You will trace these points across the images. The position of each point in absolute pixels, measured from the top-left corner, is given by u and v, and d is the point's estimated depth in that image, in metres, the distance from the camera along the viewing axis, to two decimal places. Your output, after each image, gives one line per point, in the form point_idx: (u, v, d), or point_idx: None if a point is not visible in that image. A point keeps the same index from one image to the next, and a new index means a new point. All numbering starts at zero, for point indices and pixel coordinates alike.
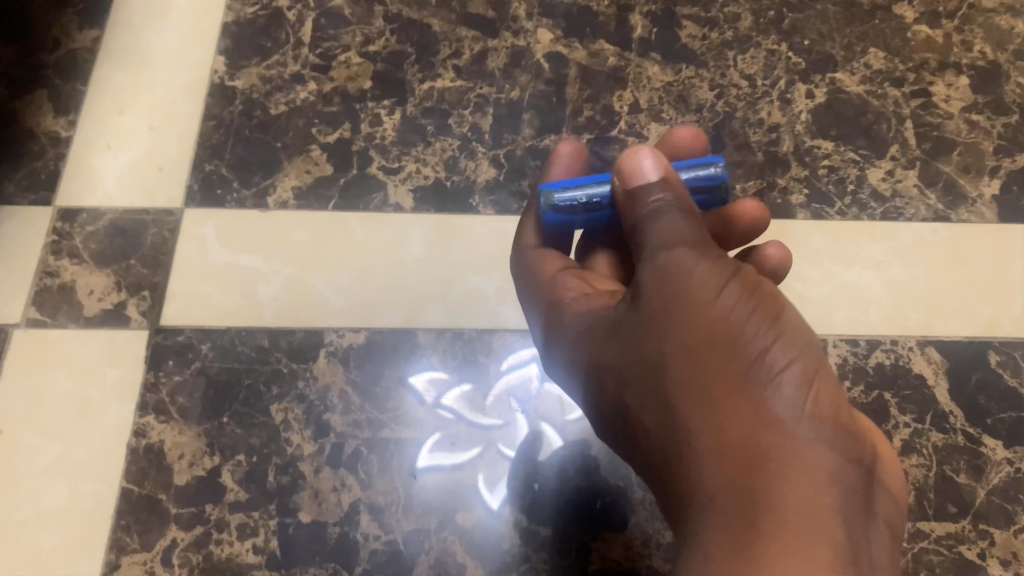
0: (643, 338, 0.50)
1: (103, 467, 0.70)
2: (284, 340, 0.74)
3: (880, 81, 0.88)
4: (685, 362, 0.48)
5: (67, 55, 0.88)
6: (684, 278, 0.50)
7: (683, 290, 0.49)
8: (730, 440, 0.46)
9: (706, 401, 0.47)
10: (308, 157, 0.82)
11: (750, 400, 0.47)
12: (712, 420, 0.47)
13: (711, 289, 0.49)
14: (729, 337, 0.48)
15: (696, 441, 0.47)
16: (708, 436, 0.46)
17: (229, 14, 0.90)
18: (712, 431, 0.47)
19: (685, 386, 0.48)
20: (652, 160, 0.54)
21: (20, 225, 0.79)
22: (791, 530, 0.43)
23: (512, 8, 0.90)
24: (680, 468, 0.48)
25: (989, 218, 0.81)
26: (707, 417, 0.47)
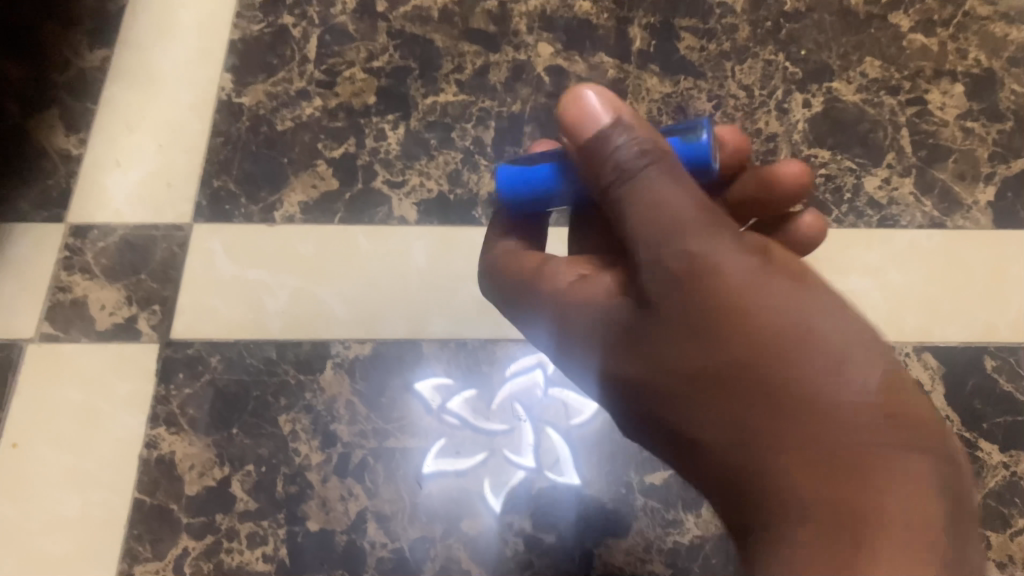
0: (681, 349, 0.43)
1: (116, 478, 0.71)
2: (291, 352, 0.76)
3: (875, 90, 0.89)
4: (739, 375, 0.42)
5: (78, 74, 0.90)
6: (723, 274, 0.42)
7: (721, 287, 0.42)
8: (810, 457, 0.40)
9: (783, 410, 0.41)
10: (314, 172, 0.84)
11: (819, 401, 0.40)
12: (782, 431, 0.41)
13: (757, 280, 0.42)
14: (781, 333, 0.41)
15: (768, 454, 0.41)
16: (783, 447, 0.41)
17: (235, 32, 0.92)
18: (784, 444, 0.41)
19: (743, 399, 0.42)
20: (598, 100, 0.45)
21: (33, 242, 0.80)
22: (897, 542, 0.39)
23: (513, 23, 0.92)
24: (756, 485, 0.42)
25: (984, 224, 0.82)
26: (776, 428, 0.41)
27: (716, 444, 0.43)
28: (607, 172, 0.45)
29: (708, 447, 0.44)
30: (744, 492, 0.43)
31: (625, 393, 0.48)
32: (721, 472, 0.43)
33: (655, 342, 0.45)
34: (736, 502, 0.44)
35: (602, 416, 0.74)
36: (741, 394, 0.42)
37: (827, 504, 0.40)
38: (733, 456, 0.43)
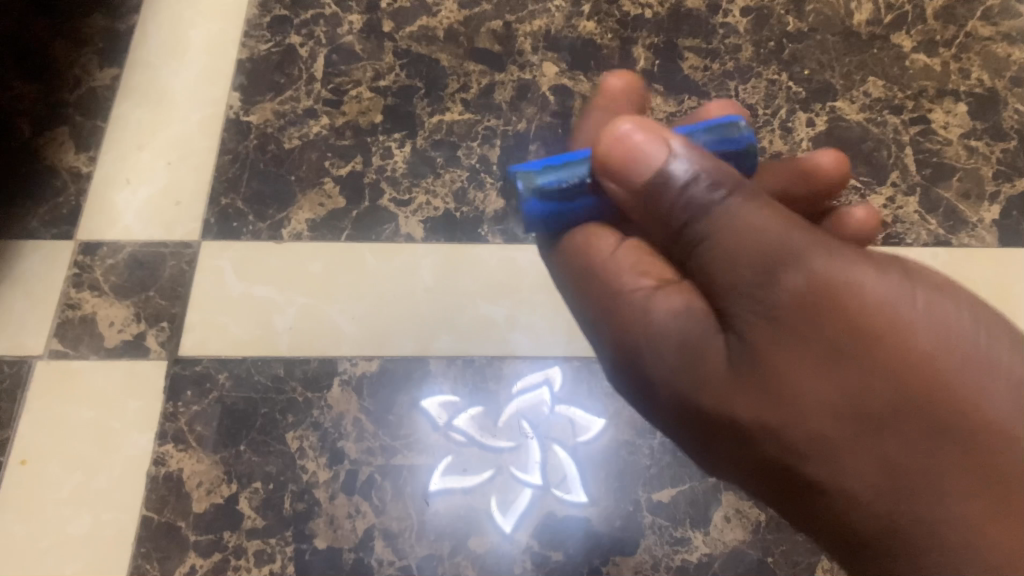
0: (819, 372, 0.41)
1: (124, 496, 0.71)
2: (298, 369, 0.76)
3: (879, 109, 0.90)
4: (884, 390, 0.40)
5: (88, 93, 0.90)
6: (862, 292, 0.41)
7: (854, 301, 0.41)
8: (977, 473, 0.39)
9: (939, 430, 0.39)
10: (321, 190, 0.85)
11: (968, 405, 0.39)
12: (931, 445, 0.39)
13: (897, 294, 0.41)
14: (922, 345, 0.40)
15: (921, 473, 0.39)
16: (937, 461, 0.39)
17: (244, 51, 0.93)
18: (934, 458, 0.39)
19: (887, 418, 0.40)
20: (644, 136, 0.46)
21: (42, 259, 0.81)
22: None
23: (518, 43, 0.93)
24: (912, 514, 0.39)
25: (989, 242, 0.83)
26: (926, 442, 0.39)
27: (864, 478, 0.40)
28: (673, 208, 0.45)
29: (847, 487, 0.40)
30: (901, 525, 0.39)
31: (739, 443, 0.44)
32: (872, 511, 0.40)
33: (789, 371, 0.41)
34: (885, 542, 0.40)
35: (610, 433, 0.74)
36: (886, 412, 0.40)
37: (993, 512, 0.38)
38: (883, 487, 0.39)
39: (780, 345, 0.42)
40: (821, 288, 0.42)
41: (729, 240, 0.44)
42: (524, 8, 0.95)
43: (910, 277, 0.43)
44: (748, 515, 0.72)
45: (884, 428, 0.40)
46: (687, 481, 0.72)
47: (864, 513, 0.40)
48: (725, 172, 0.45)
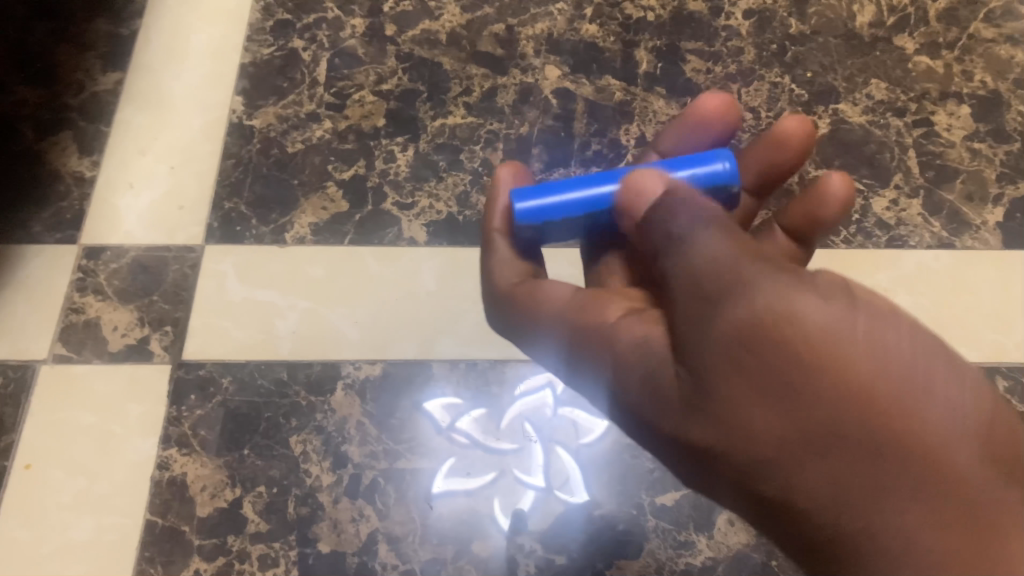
0: (769, 403, 0.41)
1: (127, 500, 0.71)
2: (302, 373, 0.76)
3: (882, 111, 0.90)
4: (830, 424, 0.40)
5: (91, 98, 0.91)
6: (808, 323, 0.41)
7: (793, 334, 0.41)
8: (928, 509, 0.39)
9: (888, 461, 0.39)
10: (324, 194, 0.85)
11: (923, 434, 0.40)
12: (884, 481, 0.39)
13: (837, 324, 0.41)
14: (867, 376, 0.40)
15: (878, 503, 0.39)
16: (896, 490, 0.39)
17: (246, 55, 0.93)
18: (887, 492, 0.39)
19: (839, 449, 0.40)
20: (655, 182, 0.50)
21: (46, 264, 0.81)
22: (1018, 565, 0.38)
23: (521, 46, 0.93)
24: (859, 537, 0.40)
25: (993, 245, 0.83)
26: (884, 477, 0.39)
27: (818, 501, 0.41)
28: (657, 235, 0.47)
29: (789, 502, 0.42)
30: (844, 543, 0.41)
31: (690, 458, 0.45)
32: (804, 522, 0.42)
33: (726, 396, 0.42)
34: (833, 554, 0.41)
35: (613, 435, 0.74)
36: (836, 446, 0.40)
37: (950, 542, 0.39)
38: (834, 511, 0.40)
39: (716, 370, 0.42)
40: (760, 312, 0.41)
41: (682, 269, 0.45)
42: (526, 11, 0.95)
43: (853, 302, 0.42)
44: None
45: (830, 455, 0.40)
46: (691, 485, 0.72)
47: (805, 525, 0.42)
48: (721, 220, 0.47)
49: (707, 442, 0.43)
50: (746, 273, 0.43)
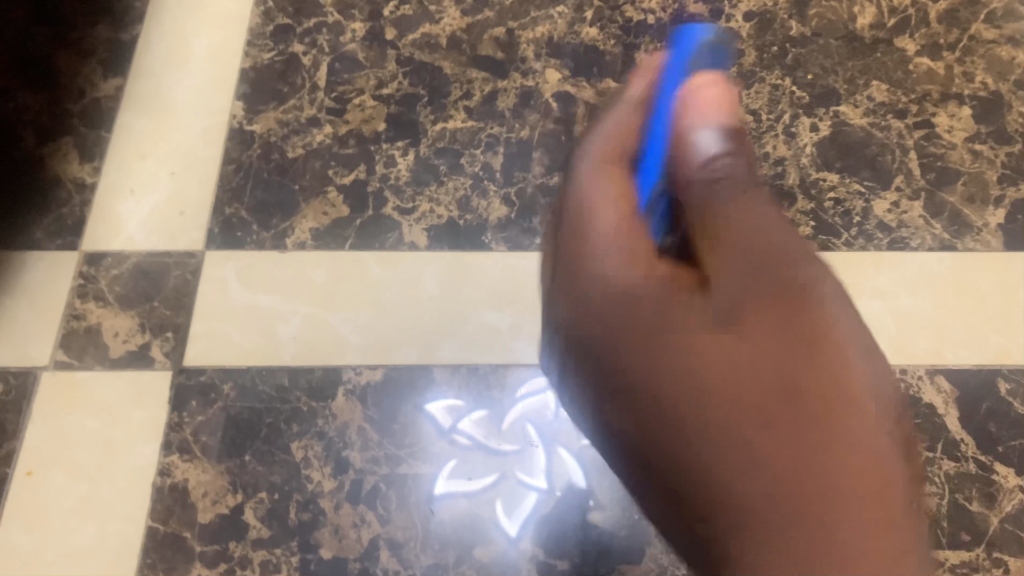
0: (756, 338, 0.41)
1: (129, 506, 0.71)
2: (303, 379, 0.76)
3: (883, 113, 0.89)
4: (805, 387, 0.40)
5: (92, 103, 0.91)
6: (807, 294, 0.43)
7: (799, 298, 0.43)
8: (857, 494, 0.38)
9: (837, 435, 0.39)
10: (326, 199, 0.85)
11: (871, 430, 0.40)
12: (830, 454, 0.39)
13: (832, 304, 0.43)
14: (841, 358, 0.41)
15: (816, 477, 0.39)
16: (831, 467, 0.39)
17: (247, 60, 0.93)
18: (826, 462, 0.39)
19: (805, 414, 0.40)
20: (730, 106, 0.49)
21: (47, 270, 0.81)
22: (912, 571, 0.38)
23: (521, 50, 0.93)
24: (779, 512, 0.38)
25: (994, 247, 0.82)
26: (831, 448, 0.39)
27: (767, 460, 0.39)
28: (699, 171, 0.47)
29: (730, 447, 0.39)
30: (760, 514, 0.38)
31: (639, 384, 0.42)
32: (728, 476, 0.39)
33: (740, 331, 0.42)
34: (748, 509, 0.39)
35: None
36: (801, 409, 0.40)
37: (868, 535, 0.38)
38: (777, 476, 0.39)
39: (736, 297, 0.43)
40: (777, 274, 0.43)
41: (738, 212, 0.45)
42: (526, 14, 0.95)
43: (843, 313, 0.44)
44: None
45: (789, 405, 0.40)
46: None
47: (726, 483, 0.39)
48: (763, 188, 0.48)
49: (693, 365, 0.41)
50: (775, 242, 0.45)
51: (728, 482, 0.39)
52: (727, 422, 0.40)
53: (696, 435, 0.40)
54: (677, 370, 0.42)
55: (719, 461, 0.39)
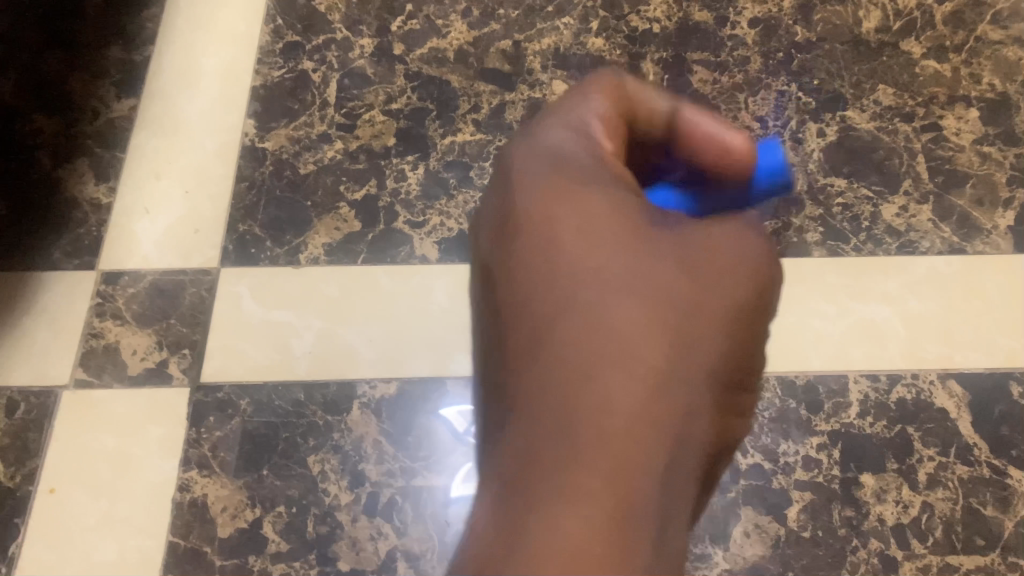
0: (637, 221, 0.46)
1: (150, 522, 0.73)
2: (318, 394, 0.77)
3: (890, 117, 0.90)
4: (667, 302, 0.43)
5: (106, 124, 0.92)
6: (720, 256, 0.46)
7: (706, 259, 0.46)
8: (630, 394, 0.39)
9: (664, 353, 0.41)
10: (337, 214, 0.86)
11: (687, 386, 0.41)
12: (639, 353, 0.40)
13: (728, 277, 0.45)
14: (704, 316, 0.43)
15: (614, 362, 0.40)
16: (641, 364, 0.40)
17: (257, 78, 0.95)
18: (634, 363, 0.40)
19: (651, 318, 0.42)
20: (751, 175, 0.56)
21: (66, 290, 0.83)
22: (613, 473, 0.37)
23: (528, 62, 0.94)
24: (532, 397, 0.39)
25: (1005, 249, 0.82)
26: (647, 358, 0.40)
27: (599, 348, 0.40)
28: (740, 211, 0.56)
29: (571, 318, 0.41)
30: (537, 373, 0.40)
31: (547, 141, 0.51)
32: (533, 321, 0.42)
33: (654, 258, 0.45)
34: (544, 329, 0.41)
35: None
36: (649, 314, 0.42)
37: (617, 420, 0.38)
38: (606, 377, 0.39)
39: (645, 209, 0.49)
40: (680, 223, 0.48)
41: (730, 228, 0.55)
42: (532, 26, 0.96)
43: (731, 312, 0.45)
44: (768, 530, 0.71)
45: (642, 294, 0.43)
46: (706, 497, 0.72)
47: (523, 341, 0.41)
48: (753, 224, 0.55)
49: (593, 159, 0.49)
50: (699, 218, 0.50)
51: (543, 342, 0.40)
52: (593, 303, 0.42)
53: (554, 280, 0.43)
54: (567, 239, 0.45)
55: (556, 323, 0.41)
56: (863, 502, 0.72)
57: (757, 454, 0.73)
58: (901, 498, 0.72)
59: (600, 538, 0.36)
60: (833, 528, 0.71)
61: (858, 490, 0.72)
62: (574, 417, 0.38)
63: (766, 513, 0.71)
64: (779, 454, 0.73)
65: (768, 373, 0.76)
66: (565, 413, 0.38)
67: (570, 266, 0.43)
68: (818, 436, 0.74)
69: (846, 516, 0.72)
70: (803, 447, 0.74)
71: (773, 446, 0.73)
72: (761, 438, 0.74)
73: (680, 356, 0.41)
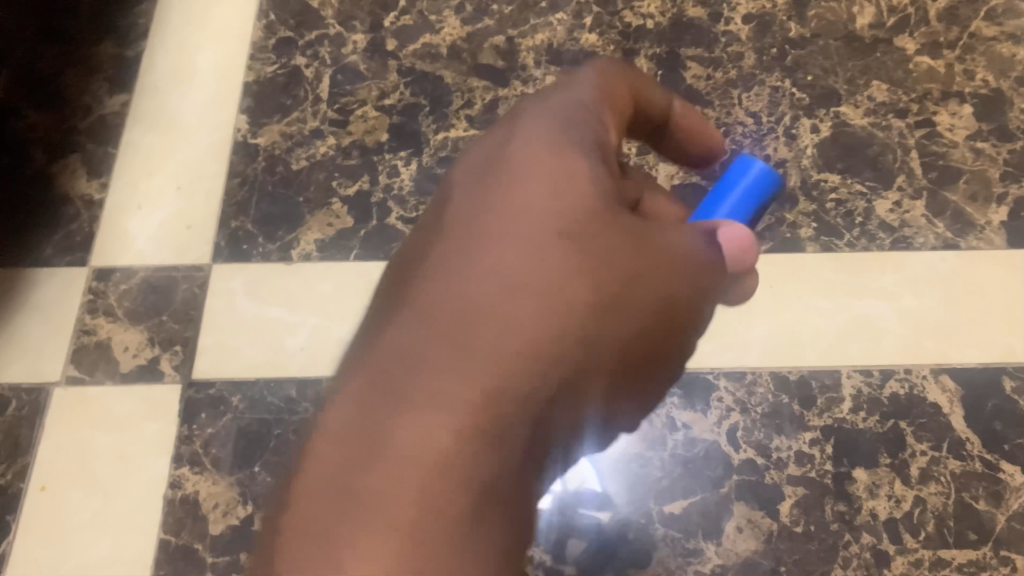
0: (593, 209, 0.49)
1: (142, 519, 0.72)
2: (311, 390, 0.77)
3: (883, 113, 0.90)
4: (568, 292, 0.46)
5: (98, 120, 0.92)
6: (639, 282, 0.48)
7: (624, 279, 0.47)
8: (487, 354, 0.43)
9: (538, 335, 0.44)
10: (330, 211, 0.85)
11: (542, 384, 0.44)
12: (518, 327, 0.44)
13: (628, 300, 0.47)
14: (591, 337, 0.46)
15: (491, 324, 0.44)
16: (510, 330, 0.44)
17: (250, 74, 0.94)
18: (507, 328, 0.44)
19: (549, 297, 0.45)
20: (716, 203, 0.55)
21: (57, 287, 0.82)
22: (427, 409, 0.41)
23: (521, 58, 0.94)
24: (426, 317, 0.44)
25: (998, 244, 0.82)
26: (521, 334, 0.44)
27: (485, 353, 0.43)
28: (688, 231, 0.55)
29: (475, 313, 0.44)
30: (438, 294, 0.45)
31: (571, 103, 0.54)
32: (462, 248, 0.46)
33: (584, 270, 0.46)
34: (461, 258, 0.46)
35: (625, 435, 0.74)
36: (548, 290, 0.45)
37: (464, 370, 0.42)
38: (480, 392, 0.42)
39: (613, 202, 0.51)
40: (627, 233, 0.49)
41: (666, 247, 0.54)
42: (526, 22, 0.96)
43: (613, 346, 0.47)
44: (760, 525, 0.71)
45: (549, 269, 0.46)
46: (698, 493, 0.72)
47: (425, 319, 0.44)
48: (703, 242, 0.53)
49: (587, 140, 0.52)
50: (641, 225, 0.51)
51: (443, 329, 0.44)
52: (501, 259, 0.45)
53: (477, 257, 0.46)
54: (514, 222, 0.47)
55: (460, 310, 0.44)
56: (855, 497, 0.72)
57: (750, 449, 0.73)
58: (893, 492, 0.72)
59: (400, 445, 0.41)
60: (826, 522, 0.71)
61: (851, 484, 0.72)
62: (438, 344, 0.43)
63: (758, 508, 0.71)
64: (772, 449, 0.73)
65: (762, 369, 0.76)
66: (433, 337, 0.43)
67: (489, 236, 0.47)
68: (810, 431, 0.74)
69: (839, 511, 0.71)
70: (796, 442, 0.74)
71: (766, 442, 0.74)
72: (753, 433, 0.74)
73: (553, 354, 0.44)
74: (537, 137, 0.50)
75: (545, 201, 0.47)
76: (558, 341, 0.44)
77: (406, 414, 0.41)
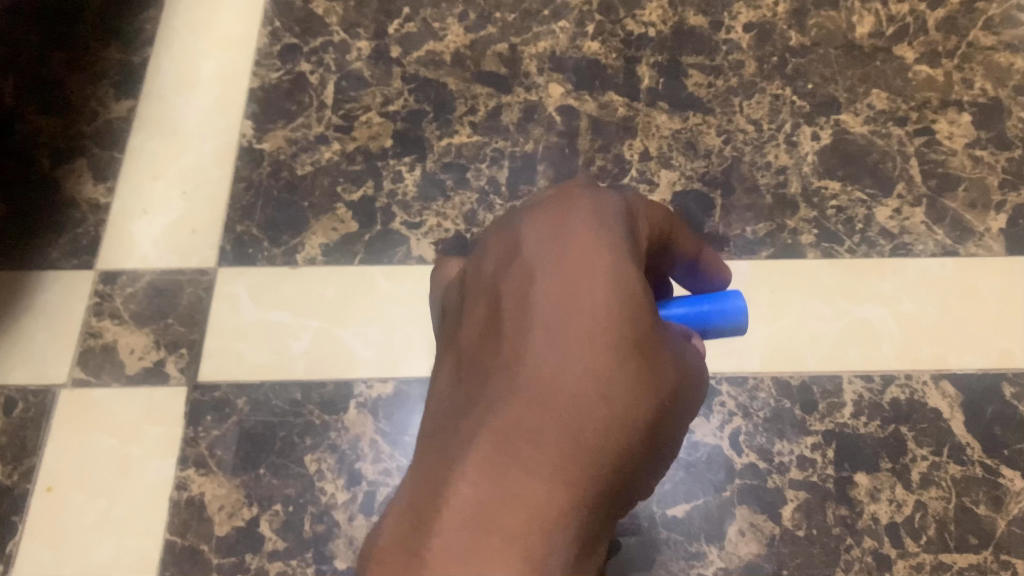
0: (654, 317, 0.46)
1: (148, 522, 0.73)
2: (315, 393, 0.77)
3: (883, 121, 0.91)
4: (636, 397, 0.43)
5: (105, 125, 0.93)
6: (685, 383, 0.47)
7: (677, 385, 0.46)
8: (570, 468, 0.40)
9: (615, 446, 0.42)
10: (334, 215, 0.86)
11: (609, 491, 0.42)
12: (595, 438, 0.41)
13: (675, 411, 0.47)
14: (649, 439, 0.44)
15: (572, 432, 0.41)
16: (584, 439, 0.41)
17: (255, 80, 0.95)
18: (585, 440, 0.41)
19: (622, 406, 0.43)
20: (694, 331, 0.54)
21: (63, 290, 0.83)
22: (515, 529, 0.38)
23: (524, 65, 0.95)
24: (509, 425, 0.40)
25: (997, 251, 0.83)
26: (598, 445, 0.41)
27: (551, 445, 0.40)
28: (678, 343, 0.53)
29: (548, 409, 0.41)
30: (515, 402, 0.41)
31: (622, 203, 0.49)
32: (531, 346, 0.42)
33: (646, 377, 0.44)
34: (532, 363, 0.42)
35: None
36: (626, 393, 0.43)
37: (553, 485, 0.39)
38: (547, 480, 0.39)
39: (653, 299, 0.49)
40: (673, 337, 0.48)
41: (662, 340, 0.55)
42: (529, 30, 0.97)
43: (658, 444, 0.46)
44: (762, 529, 0.71)
45: (621, 373, 0.43)
46: (701, 496, 0.72)
47: (501, 405, 0.41)
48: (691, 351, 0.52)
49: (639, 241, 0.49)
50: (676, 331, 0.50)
51: (514, 425, 0.40)
52: (568, 363, 0.42)
53: (545, 355, 0.42)
54: (580, 312, 0.43)
55: (526, 424, 0.40)
56: (857, 501, 0.72)
57: (752, 453, 0.74)
58: (895, 496, 0.72)
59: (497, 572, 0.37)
60: (827, 526, 0.71)
61: (853, 489, 0.73)
62: (518, 455, 0.40)
63: (760, 512, 0.72)
64: (774, 453, 0.74)
65: (763, 373, 0.77)
66: (513, 448, 0.40)
67: (556, 331, 0.43)
68: (812, 436, 0.75)
69: (840, 515, 0.72)
70: (797, 446, 0.74)
71: (768, 446, 0.74)
72: (755, 437, 0.74)
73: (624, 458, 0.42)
74: (593, 228, 0.46)
75: (613, 298, 0.44)
76: (621, 437, 0.42)
77: (478, 504, 0.38)
